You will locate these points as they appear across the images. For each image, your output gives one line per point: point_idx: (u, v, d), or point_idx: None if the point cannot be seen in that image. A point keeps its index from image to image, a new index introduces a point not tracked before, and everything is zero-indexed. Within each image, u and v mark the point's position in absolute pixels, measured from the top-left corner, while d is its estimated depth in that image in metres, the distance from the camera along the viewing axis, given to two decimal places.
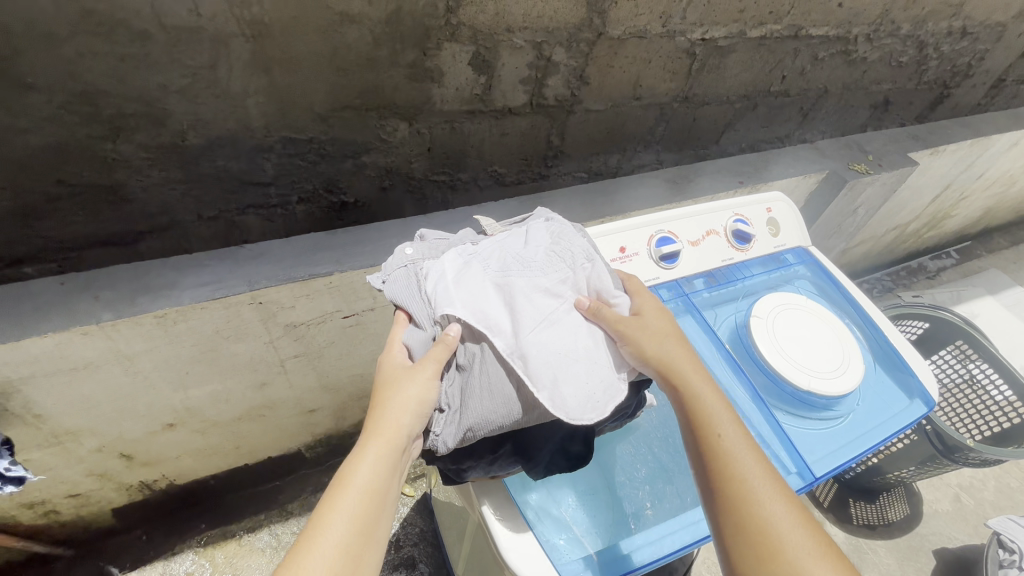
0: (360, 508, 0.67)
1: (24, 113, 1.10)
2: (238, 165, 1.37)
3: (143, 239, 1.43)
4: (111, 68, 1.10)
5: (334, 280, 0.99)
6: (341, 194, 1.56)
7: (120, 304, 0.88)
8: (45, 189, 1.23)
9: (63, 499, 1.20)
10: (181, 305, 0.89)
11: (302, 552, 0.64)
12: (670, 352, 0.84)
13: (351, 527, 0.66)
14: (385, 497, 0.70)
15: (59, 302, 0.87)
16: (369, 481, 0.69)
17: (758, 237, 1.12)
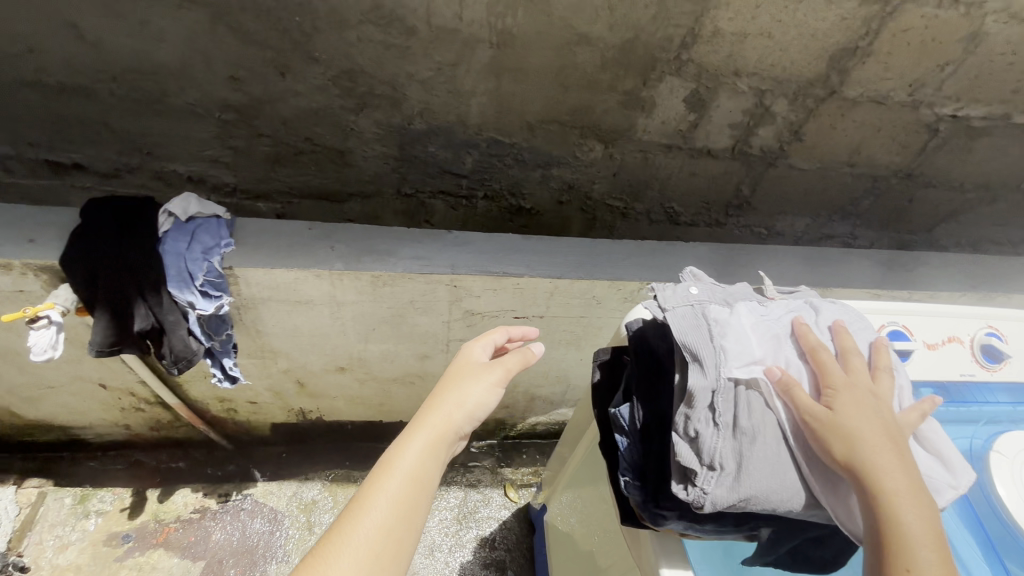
0: (402, 494, 0.59)
1: (303, 80, 1.31)
2: (445, 154, 1.50)
3: (350, 200, 1.63)
4: (376, 54, 1.26)
5: (523, 283, 1.01)
6: (521, 198, 1.63)
7: (350, 258, 0.95)
8: (296, 143, 1.46)
9: (245, 402, 1.32)
10: (395, 272, 0.95)
11: (332, 540, 0.55)
12: (866, 446, 0.56)
13: (392, 518, 0.57)
14: (428, 486, 0.61)
15: (306, 244, 0.95)
16: (415, 466, 0.61)
17: (1010, 360, 0.95)
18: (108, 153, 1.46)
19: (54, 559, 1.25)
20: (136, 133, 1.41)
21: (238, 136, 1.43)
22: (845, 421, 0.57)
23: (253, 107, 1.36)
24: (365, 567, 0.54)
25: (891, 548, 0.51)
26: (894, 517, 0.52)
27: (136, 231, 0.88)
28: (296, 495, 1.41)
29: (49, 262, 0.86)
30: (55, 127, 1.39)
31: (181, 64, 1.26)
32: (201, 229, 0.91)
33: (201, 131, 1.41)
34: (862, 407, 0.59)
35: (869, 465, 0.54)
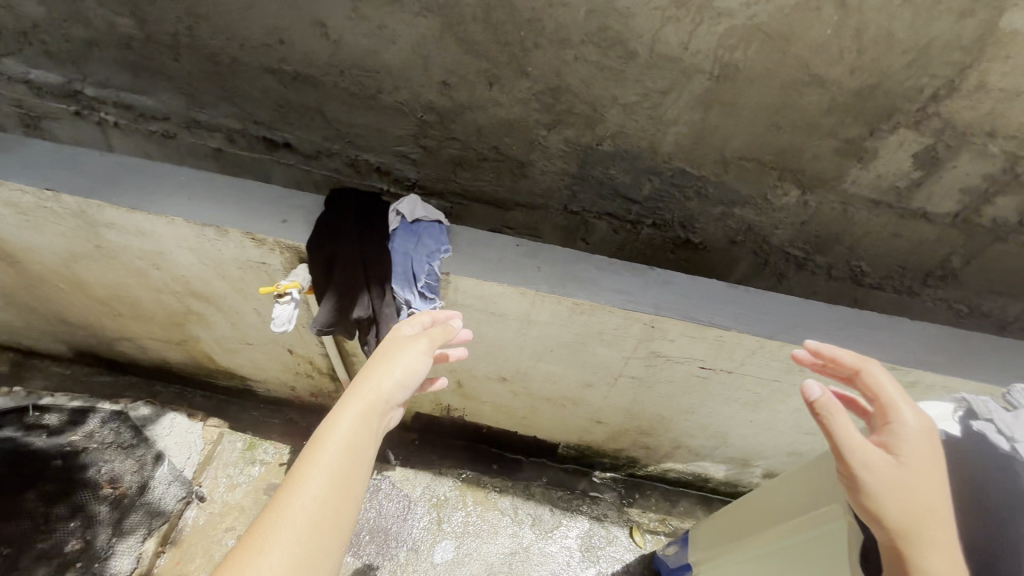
0: (338, 466, 0.65)
1: (508, 92, 1.33)
2: (624, 178, 1.47)
3: (516, 209, 1.66)
4: (587, 75, 1.25)
5: (725, 336, 0.94)
6: (691, 232, 1.56)
7: (555, 282, 0.94)
8: (482, 150, 1.50)
9: None
10: (598, 302, 0.93)
11: (271, 516, 0.61)
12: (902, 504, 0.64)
13: (331, 488, 0.64)
14: (362, 456, 0.68)
15: (514, 261, 0.96)
16: (348, 439, 0.67)
17: None
18: (315, 137, 1.59)
19: (225, 496, 1.39)
20: (344, 123, 1.52)
21: (432, 136, 1.49)
22: (907, 494, 0.64)
23: (454, 112, 1.41)
24: (308, 532, 0.61)
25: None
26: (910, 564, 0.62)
27: (374, 228, 0.97)
28: (429, 489, 1.45)
29: (296, 244, 0.93)
30: (278, 110, 1.54)
31: (403, 66, 1.33)
32: (428, 232, 0.97)
33: (401, 128, 1.49)
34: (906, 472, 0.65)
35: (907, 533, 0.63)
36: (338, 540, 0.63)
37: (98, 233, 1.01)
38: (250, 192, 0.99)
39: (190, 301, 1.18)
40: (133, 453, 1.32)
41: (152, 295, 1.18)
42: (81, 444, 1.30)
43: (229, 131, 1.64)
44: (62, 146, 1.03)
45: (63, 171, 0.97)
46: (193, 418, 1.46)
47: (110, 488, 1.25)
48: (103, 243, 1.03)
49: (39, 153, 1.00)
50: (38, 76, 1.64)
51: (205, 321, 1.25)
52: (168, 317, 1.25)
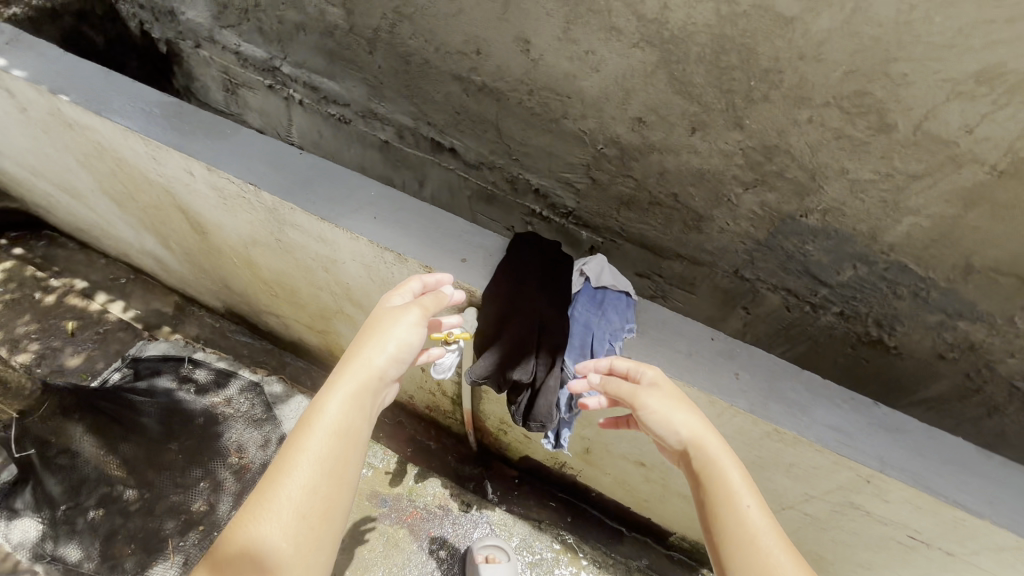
0: (327, 454, 0.64)
1: (711, 142, 1.17)
2: (822, 257, 1.26)
3: (675, 259, 1.50)
4: (818, 140, 1.05)
5: (968, 522, 0.73)
6: (887, 333, 1.31)
7: (756, 399, 0.79)
8: (658, 195, 1.35)
9: (520, 435, 1.31)
10: (805, 438, 0.77)
11: (257, 510, 0.60)
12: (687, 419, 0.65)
13: (318, 477, 0.63)
14: (352, 439, 0.66)
15: (710, 362, 0.82)
16: (336, 422, 0.66)
17: None
18: (483, 149, 1.54)
19: None
20: (517, 140, 1.45)
21: (606, 171, 1.38)
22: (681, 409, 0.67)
23: (640, 151, 1.28)
24: (295, 524, 0.60)
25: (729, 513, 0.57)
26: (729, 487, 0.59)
27: (554, 285, 0.88)
28: (525, 545, 1.36)
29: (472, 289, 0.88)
30: (454, 116, 1.50)
31: (598, 95, 1.22)
32: (613, 303, 0.87)
33: (575, 156, 1.39)
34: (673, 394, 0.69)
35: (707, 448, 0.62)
36: (329, 529, 0.63)
37: (283, 230, 1.02)
38: (434, 220, 0.95)
39: (345, 304, 1.18)
40: (262, 428, 1.37)
41: (312, 289, 1.20)
42: (221, 409, 1.37)
43: (400, 127, 1.64)
44: (268, 138, 1.05)
45: (266, 166, 0.99)
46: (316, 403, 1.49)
47: (239, 458, 1.31)
48: (285, 239, 1.04)
49: (248, 143, 1.02)
50: (247, 49, 1.75)
51: (352, 323, 1.25)
52: (319, 310, 1.27)
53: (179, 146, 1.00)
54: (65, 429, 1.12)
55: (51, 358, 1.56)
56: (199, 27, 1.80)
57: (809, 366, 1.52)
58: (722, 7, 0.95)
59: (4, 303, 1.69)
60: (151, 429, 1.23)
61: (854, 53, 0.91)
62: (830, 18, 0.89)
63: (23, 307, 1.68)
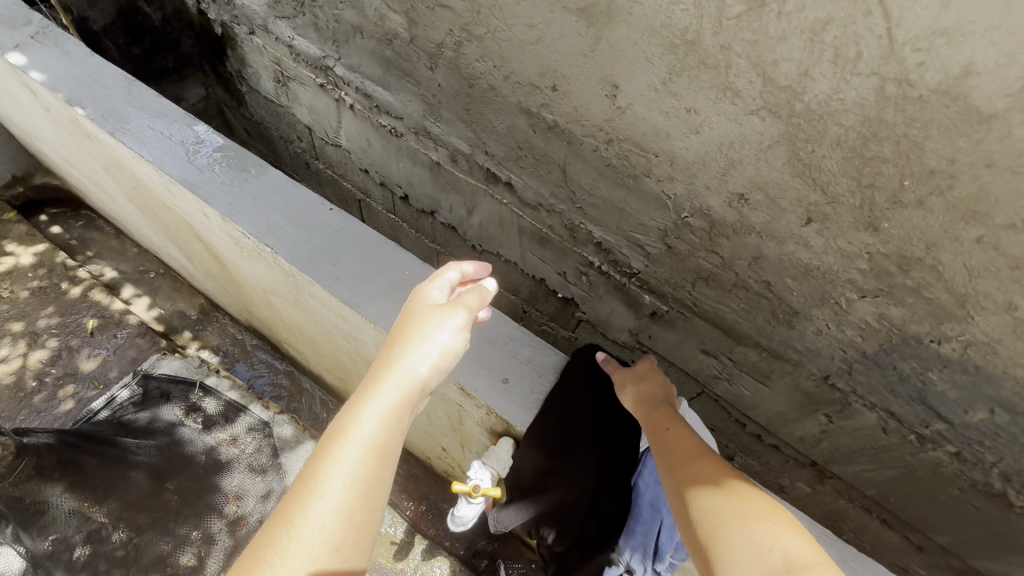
0: (363, 472, 0.63)
1: (831, 238, 0.93)
2: (946, 391, 1.01)
3: (752, 348, 1.27)
4: (984, 266, 0.81)
5: None
6: (1013, 488, 1.06)
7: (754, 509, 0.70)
8: (746, 279, 1.13)
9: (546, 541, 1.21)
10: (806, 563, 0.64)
11: (285, 533, 0.59)
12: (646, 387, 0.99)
13: (355, 495, 0.62)
14: (387, 455, 0.65)
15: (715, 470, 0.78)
16: (374, 438, 0.64)
17: None
18: (543, 190, 1.35)
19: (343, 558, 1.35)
20: (583, 188, 1.25)
21: (686, 241, 1.16)
22: (644, 384, 1.00)
23: (734, 229, 1.06)
24: (328, 555, 0.59)
25: (657, 436, 0.88)
26: (659, 423, 0.90)
27: (619, 457, 1.00)
28: None
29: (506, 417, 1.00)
30: (515, 151, 1.31)
31: (694, 160, 1.00)
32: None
33: (651, 218, 1.18)
34: (636, 377, 1.01)
35: (650, 403, 0.95)
36: (361, 556, 0.62)
37: (301, 294, 0.94)
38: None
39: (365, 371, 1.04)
40: (265, 475, 1.36)
41: (333, 348, 1.06)
42: (223, 450, 1.35)
43: (454, 150, 1.47)
44: (290, 183, 1.00)
45: (286, 224, 0.93)
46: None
47: (237, 509, 1.30)
48: (302, 301, 0.96)
49: (265, 188, 0.98)
50: (300, 44, 1.61)
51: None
52: (337, 365, 1.13)
53: (194, 187, 0.96)
54: (42, 491, 1.12)
55: (67, 358, 1.57)
56: (253, 14, 1.66)
57: (898, 494, 1.28)
58: (889, 86, 0.71)
59: (31, 290, 1.67)
60: (140, 481, 1.22)
61: None
62: None
63: (49, 297, 1.66)
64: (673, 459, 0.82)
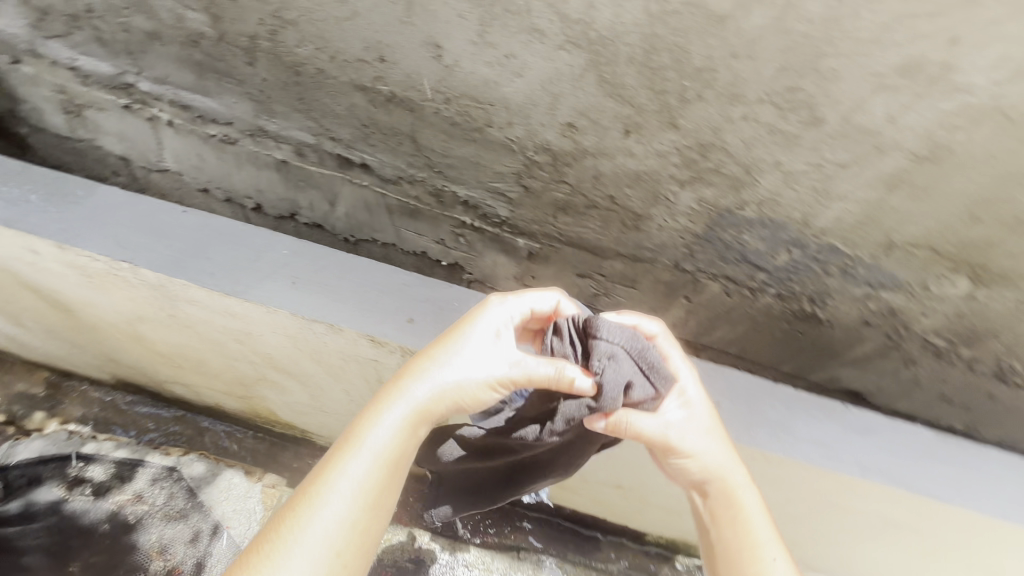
0: (372, 475, 0.85)
1: (647, 142, 1.12)
2: (758, 245, 1.28)
3: (616, 259, 1.47)
4: (754, 136, 1.04)
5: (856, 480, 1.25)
6: (820, 308, 1.37)
7: None
8: (595, 198, 1.30)
9: None
10: None
11: (307, 510, 0.81)
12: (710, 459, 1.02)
13: (366, 495, 0.84)
14: (393, 467, 0.87)
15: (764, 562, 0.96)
16: (384, 450, 0.87)
17: None
18: (399, 162, 1.39)
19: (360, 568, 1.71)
20: (437, 152, 1.32)
21: (538, 178, 1.30)
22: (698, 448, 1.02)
23: (573, 157, 1.21)
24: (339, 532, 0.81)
25: (714, 507, 1.02)
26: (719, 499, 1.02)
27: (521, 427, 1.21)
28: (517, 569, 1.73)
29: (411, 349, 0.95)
30: (362, 130, 1.33)
31: (524, 101, 1.12)
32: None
33: (503, 165, 1.29)
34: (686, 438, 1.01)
35: (714, 480, 1.02)
36: (365, 542, 0.85)
37: (177, 306, 1.06)
38: (338, 291, 1.03)
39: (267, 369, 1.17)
40: (182, 520, 1.51)
41: (228, 358, 1.17)
42: (130, 508, 1.51)
43: (299, 144, 1.44)
44: (133, 208, 1.09)
45: (148, 243, 1.04)
46: (250, 478, 1.58)
47: (164, 559, 1.46)
48: (180, 312, 1.08)
49: (119, 213, 1.08)
50: (87, 64, 1.44)
51: (284, 375, 1.18)
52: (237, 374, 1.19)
53: (12, 223, 1.03)
54: None
55: None
56: (15, 39, 1.45)
57: (750, 343, 1.57)
58: (652, 5, 0.88)
59: None
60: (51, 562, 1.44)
61: (786, 50, 0.88)
62: (763, 15, 0.85)
63: None
64: (709, 506, 1.04)
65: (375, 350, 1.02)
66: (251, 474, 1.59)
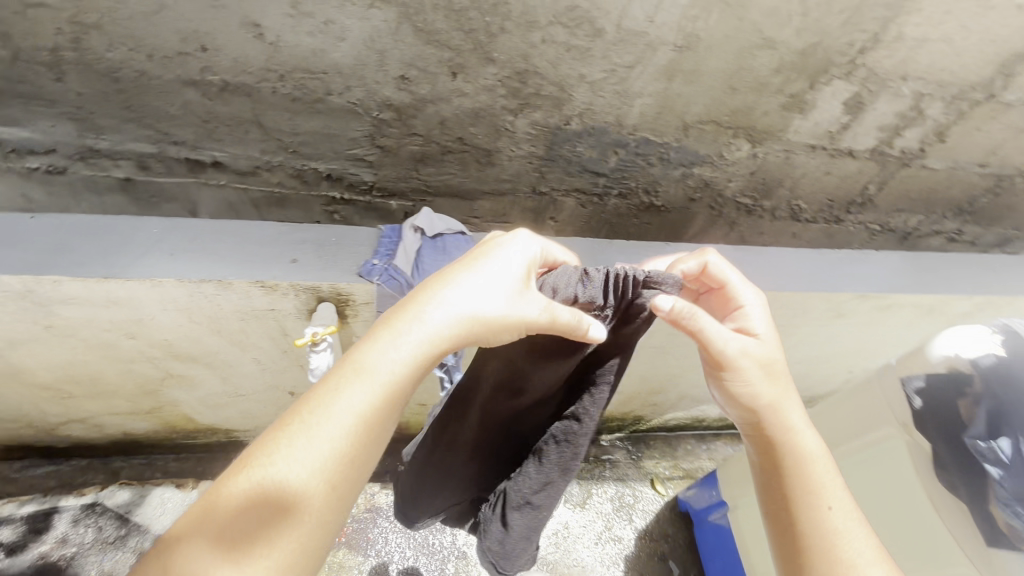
0: (367, 406, 0.75)
1: (473, 80, 1.28)
2: (592, 154, 1.49)
3: (483, 198, 1.62)
4: (556, 56, 1.23)
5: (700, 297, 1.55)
6: (654, 196, 1.65)
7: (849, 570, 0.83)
8: (446, 143, 1.43)
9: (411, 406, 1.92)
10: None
11: (301, 429, 0.73)
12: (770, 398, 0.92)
13: (356, 430, 0.75)
14: (391, 405, 0.77)
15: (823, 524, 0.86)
16: (386, 381, 0.77)
17: None
18: (252, 151, 1.42)
19: None
20: (286, 132, 1.37)
21: (389, 136, 1.40)
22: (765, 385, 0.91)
23: (415, 107, 1.33)
24: (325, 465, 0.72)
25: (765, 452, 0.94)
26: (779, 443, 0.92)
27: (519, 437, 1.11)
28: None
29: (305, 283, 1.17)
30: (203, 126, 1.34)
31: (354, 63, 1.21)
32: (444, 242, 1.29)
33: (355, 130, 1.38)
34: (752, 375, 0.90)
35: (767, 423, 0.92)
36: (349, 482, 0.75)
37: (52, 311, 1.15)
38: (217, 253, 1.17)
39: (169, 361, 1.37)
40: (116, 548, 1.69)
41: (121, 366, 1.36)
42: (56, 552, 1.66)
43: (139, 157, 1.40)
44: None
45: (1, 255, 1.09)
46: (183, 489, 1.83)
47: None
48: (56, 316, 1.16)
49: None
50: None
51: (189, 362, 1.39)
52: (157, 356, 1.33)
53: None
54: None
55: None
56: None
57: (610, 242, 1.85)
58: None
59: None
60: None
61: None
62: None
63: None
64: (765, 444, 0.93)
65: (267, 295, 1.18)
66: (183, 485, 1.84)
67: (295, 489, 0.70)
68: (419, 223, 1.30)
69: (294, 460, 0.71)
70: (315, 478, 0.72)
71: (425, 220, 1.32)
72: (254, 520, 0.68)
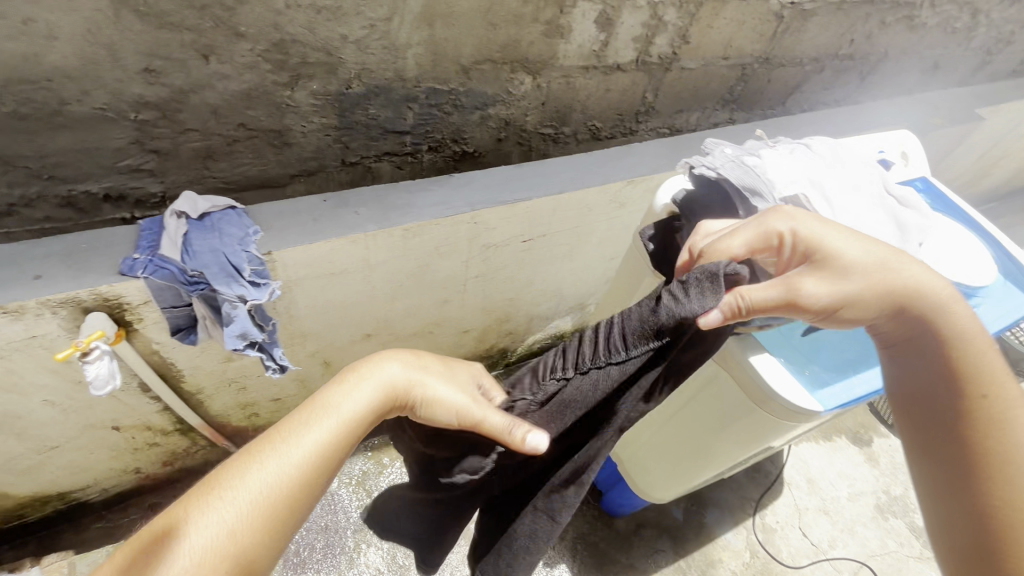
0: (327, 436, 0.85)
1: (230, 60, 1.22)
2: (386, 114, 1.51)
3: (294, 182, 1.58)
4: (308, 19, 1.22)
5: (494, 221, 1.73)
6: (463, 144, 1.71)
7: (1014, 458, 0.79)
8: (226, 132, 1.36)
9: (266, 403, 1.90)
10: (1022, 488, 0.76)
11: (266, 453, 0.82)
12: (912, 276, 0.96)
13: (315, 456, 0.83)
14: (344, 438, 0.87)
15: (986, 412, 0.83)
16: (347, 415, 0.89)
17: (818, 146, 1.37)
18: None
19: None
20: (32, 154, 1.21)
21: (160, 136, 1.30)
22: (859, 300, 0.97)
23: (176, 100, 1.25)
24: (284, 484, 0.80)
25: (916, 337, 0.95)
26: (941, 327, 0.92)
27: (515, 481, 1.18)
28: (345, 472, 2.08)
29: (55, 296, 1.16)
30: None
31: (79, 63, 1.10)
32: (211, 221, 1.31)
33: (115, 139, 1.26)
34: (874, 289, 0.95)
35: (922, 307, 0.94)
36: (305, 503, 0.82)
37: None
38: None
39: None
40: None
41: None
42: None
43: None
44: None
45: None
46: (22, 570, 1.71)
47: None
48: None
49: None
50: None
51: None
52: None
53: None
54: None
55: None
56: None
57: None
58: None
59: None
60: None
61: None
62: None
63: None
64: (898, 327, 0.97)
65: (16, 322, 1.16)
66: (22, 566, 1.71)
67: (250, 509, 0.76)
68: (179, 209, 1.28)
69: (256, 481, 0.78)
70: (271, 499, 0.78)
71: (187, 207, 1.30)
72: (211, 536, 0.73)
